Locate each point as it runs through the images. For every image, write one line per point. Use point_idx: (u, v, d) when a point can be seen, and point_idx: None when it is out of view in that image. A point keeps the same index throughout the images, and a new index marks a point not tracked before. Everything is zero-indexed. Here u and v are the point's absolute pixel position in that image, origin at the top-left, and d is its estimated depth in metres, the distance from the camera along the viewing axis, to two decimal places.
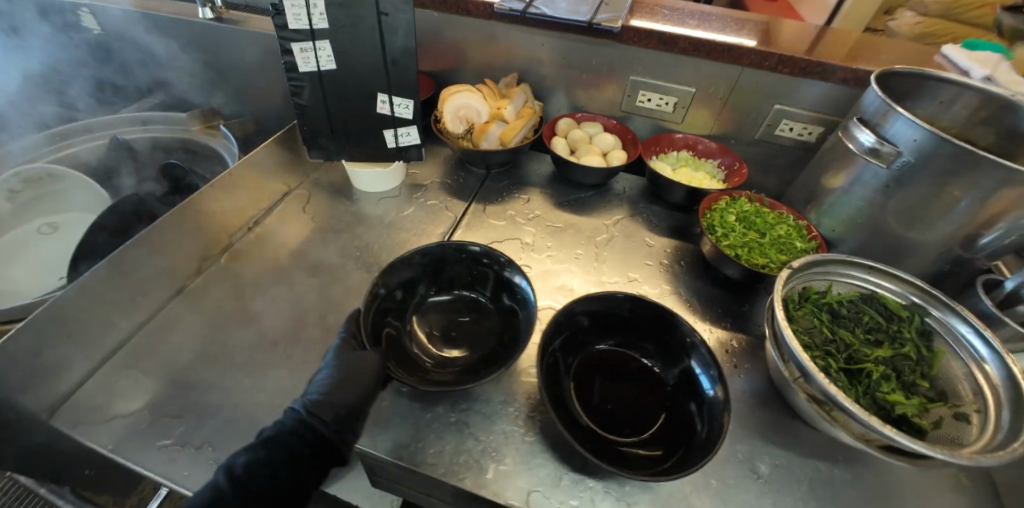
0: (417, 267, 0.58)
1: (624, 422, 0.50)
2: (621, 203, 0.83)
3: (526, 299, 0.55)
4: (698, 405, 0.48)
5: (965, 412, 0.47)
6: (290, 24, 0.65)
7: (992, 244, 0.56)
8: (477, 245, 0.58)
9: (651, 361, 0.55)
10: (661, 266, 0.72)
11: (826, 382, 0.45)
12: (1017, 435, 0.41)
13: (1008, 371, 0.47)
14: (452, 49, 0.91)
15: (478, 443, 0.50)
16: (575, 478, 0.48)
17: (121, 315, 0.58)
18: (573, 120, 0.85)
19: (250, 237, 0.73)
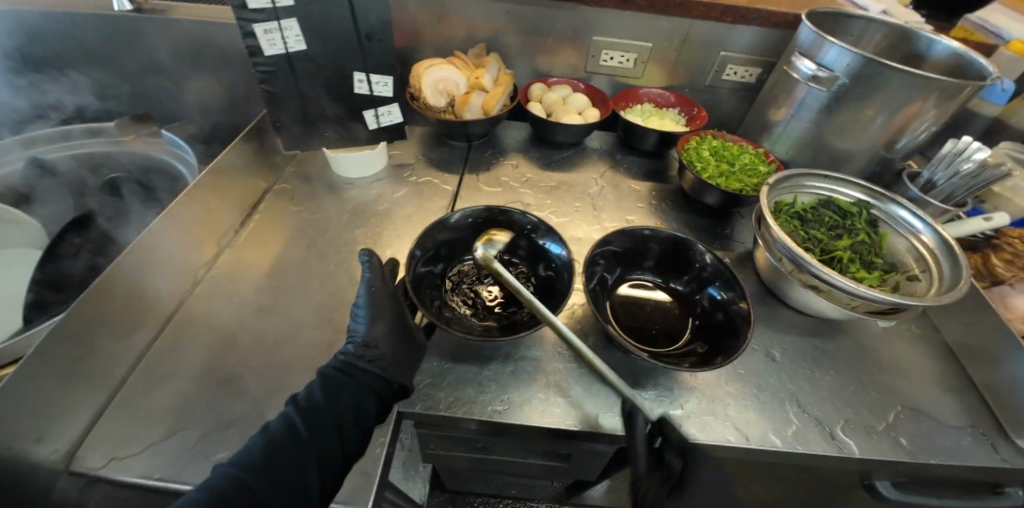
0: (450, 233, 0.59)
1: (663, 337, 0.56)
2: (600, 157, 0.89)
3: (555, 253, 0.58)
4: (717, 309, 0.56)
5: (913, 275, 0.60)
6: (250, 3, 0.60)
7: (908, 143, 0.70)
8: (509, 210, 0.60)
9: (670, 284, 0.62)
10: (651, 207, 0.79)
11: (819, 268, 0.55)
12: (958, 280, 0.54)
13: (939, 237, 0.59)
14: (409, 24, 0.89)
15: (538, 384, 0.54)
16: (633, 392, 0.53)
17: (121, 341, 0.53)
18: (545, 85, 0.88)
19: (238, 240, 0.68)
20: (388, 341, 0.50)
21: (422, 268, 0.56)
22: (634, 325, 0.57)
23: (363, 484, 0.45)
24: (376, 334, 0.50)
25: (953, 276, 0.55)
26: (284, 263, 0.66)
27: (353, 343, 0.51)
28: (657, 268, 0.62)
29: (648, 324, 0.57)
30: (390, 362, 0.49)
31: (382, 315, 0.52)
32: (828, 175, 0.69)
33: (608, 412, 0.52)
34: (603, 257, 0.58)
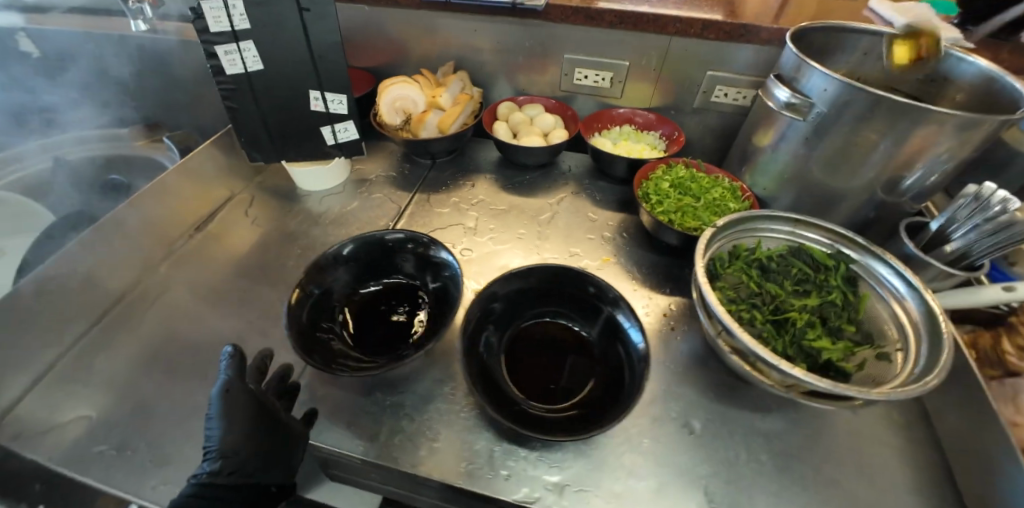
0: (345, 263, 0.57)
1: (559, 390, 0.50)
2: (567, 181, 0.84)
3: (454, 273, 0.56)
4: (629, 360, 0.49)
5: (888, 352, 0.48)
6: (210, 27, 0.64)
7: (916, 184, 0.57)
8: (399, 232, 0.59)
9: (581, 328, 0.56)
10: (604, 239, 0.72)
11: (744, 334, 0.46)
12: (932, 368, 0.42)
13: (926, 306, 0.48)
14: (388, 43, 0.90)
15: (415, 423, 0.51)
16: (511, 447, 0.49)
17: (60, 329, 0.58)
18: (514, 104, 0.85)
19: (192, 244, 0.72)
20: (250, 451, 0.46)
21: (321, 302, 0.55)
22: (532, 373, 0.52)
23: None
24: (234, 441, 0.46)
25: (929, 359, 0.44)
26: (224, 269, 0.70)
27: (209, 456, 0.45)
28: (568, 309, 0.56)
29: (546, 374, 0.52)
30: (264, 464, 0.47)
31: (239, 429, 0.46)
32: (801, 218, 0.59)
33: (478, 466, 0.48)
34: (503, 294, 0.54)
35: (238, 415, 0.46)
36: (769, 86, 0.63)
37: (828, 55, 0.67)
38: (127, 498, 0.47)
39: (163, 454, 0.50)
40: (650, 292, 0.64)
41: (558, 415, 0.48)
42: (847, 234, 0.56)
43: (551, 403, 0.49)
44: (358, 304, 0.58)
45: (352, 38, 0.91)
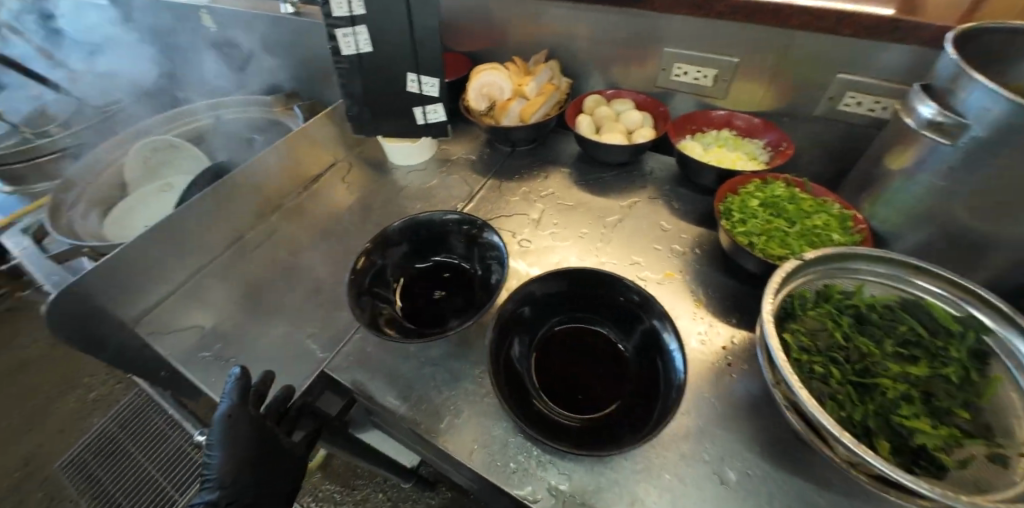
0: (405, 238, 0.62)
1: (585, 401, 0.48)
2: (646, 184, 0.78)
3: (501, 258, 0.57)
4: (665, 387, 0.45)
5: (1009, 456, 0.38)
6: (334, 11, 0.71)
7: None
8: (456, 214, 0.62)
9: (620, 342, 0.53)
10: (673, 252, 0.66)
11: (802, 389, 0.40)
12: None
13: None
14: (487, 29, 0.92)
15: (441, 396, 0.54)
16: (523, 442, 0.49)
17: (196, 254, 0.73)
18: (602, 97, 0.82)
19: (298, 201, 0.84)
20: (244, 477, 0.48)
21: (377, 270, 0.59)
22: (557, 377, 0.51)
23: None
24: (226, 470, 0.48)
25: None
26: (317, 225, 0.80)
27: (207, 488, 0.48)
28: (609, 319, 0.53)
29: (575, 382, 0.50)
30: (259, 492, 0.49)
31: (232, 461, 0.48)
32: (925, 266, 0.48)
33: (488, 451, 0.49)
34: (540, 292, 0.53)
35: (234, 447, 0.49)
36: (912, 100, 0.51)
37: (1014, 63, 0.52)
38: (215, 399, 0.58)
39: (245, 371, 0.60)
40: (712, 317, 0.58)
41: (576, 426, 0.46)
42: (987, 296, 0.44)
43: (570, 411, 0.48)
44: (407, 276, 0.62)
45: (454, 24, 0.95)
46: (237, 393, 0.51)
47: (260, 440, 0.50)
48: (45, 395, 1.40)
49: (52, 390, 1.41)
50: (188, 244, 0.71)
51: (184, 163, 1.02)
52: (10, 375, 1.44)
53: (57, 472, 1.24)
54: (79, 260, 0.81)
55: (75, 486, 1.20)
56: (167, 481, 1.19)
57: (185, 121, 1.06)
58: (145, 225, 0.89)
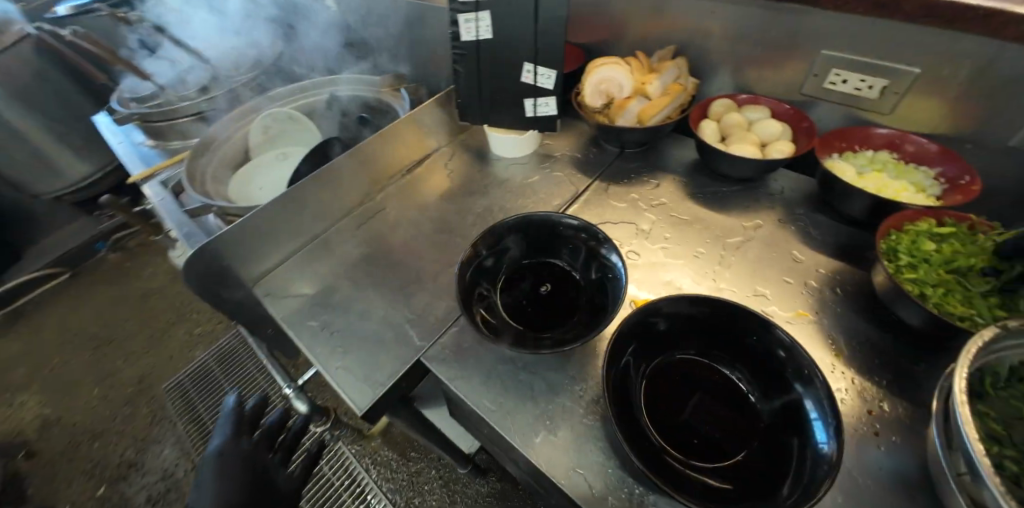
0: (515, 235, 0.59)
1: (699, 444, 0.44)
2: (774, 205, 0.70)
3: (618, 278, 0.53)
4: (801, 453, 0.39)
5: None
6: None
7: None
8: (573, 219, 0.58)
9: (745, 386, 0.47)
10: (807, 287, 0.58)
11: (1000, 486, 0.32)
12: None
13: None
14: (608, 20, 0.87)
15: (537, 407, 0.51)
16: (625, 477, 0.45)
17: (309, 225, 0.77)
18: (733, 102, 0.73)
19: (402, 183, 0.86)
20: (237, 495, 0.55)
21: (482, 264, 0.57)
22: (670, 415, 0.46)
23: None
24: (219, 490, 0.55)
25: None
26: (417, 209, 0.81)
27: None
28: (735, 358, 0.48)
29: (688, 419, 0.46)
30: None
31: (223, 489, 0.54)
32: None
33: (585, 475, 0.46)
34: (665, 317, 0.48)
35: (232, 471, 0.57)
36: None
37: None
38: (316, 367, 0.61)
39: (344, 344, 0.62)
40: (854, 373, 0.50)
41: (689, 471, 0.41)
42: None
43: (685, 456, 0.43)
44: (512, 279, 0.60)
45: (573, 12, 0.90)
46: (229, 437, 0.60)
47: (252, 469, 0.58)
48: (163, 324, 1.59)
49: (168, 320, 1.60)
50: (302, 214, 0.74)
51: (298, 135, 1.09)
52: (137, 302, 1.66)
53: (162, 393, 1.42)
54: (206, 217, 0.89)
55: (174, 407, 1.36)
56: None
57: (302, 96, 1.13)
58: (261, 191, 0.97)
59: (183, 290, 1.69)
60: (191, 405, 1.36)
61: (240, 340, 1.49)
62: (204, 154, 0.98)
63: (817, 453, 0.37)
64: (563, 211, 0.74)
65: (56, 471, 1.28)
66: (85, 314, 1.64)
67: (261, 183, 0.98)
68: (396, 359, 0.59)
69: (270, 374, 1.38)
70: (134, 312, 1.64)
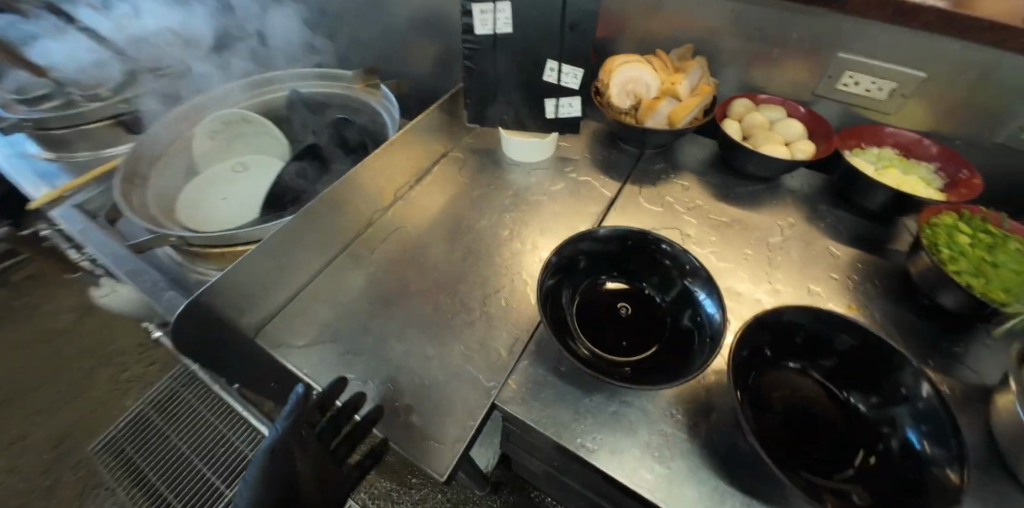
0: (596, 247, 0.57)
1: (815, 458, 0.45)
2: (796, 201, 0.73)
3: (706, 314, 0.51)
4: (914, 461, 0.41)
5: None
6: None
7: None
8: (663, 242, 0.55)
9: (852, 401, 0.49)
10: (848, 282, 0.62)
11: None
12: None
13: None
14: (615, 14, 0.83)
15: (636, 440, 0.48)
16: (746, 502, 0.44)
17: (315, 254, 0.65)
18: (752, 102, 0.75)
19: (411, 195, 0.76)
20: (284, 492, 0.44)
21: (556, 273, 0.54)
22: (783, 431, 0.46)
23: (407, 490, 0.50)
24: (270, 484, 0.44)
25: None
26: (436, 226, 0.72)
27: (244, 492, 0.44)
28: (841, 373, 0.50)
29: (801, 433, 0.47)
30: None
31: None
32: None
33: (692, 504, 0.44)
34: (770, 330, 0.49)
35: (273, 473, 0.44)
36: None
37: None
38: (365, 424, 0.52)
39: (396, 391, 0.53)
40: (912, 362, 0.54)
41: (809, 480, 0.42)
42: None
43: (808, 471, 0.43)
44: (588, 296, 0.58)
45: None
46: (291, 421, 0.46)
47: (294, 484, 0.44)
48: (74, 373, 1.30)
49: (81, 367, 1.31)
50: (308, 242, 0.63)
51: (258, 141, 0.92)
52: (32, 348, 1.34)
53: (91, 456, 1.16)
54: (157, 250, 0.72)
55: (110, 471, 1.12)
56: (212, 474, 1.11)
57: (258, 95, 0.96)
58: (223, 211, 0.80)
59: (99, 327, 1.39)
60: (132, 465, 1.12)
61: (186, 378, 1.26)
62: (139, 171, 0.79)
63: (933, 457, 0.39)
64: (600, 219, 0.71)
65: None
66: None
67: (222, 203, 0.81)
68: (463, 405, 0.52)
69: (233, 414, 1.18)
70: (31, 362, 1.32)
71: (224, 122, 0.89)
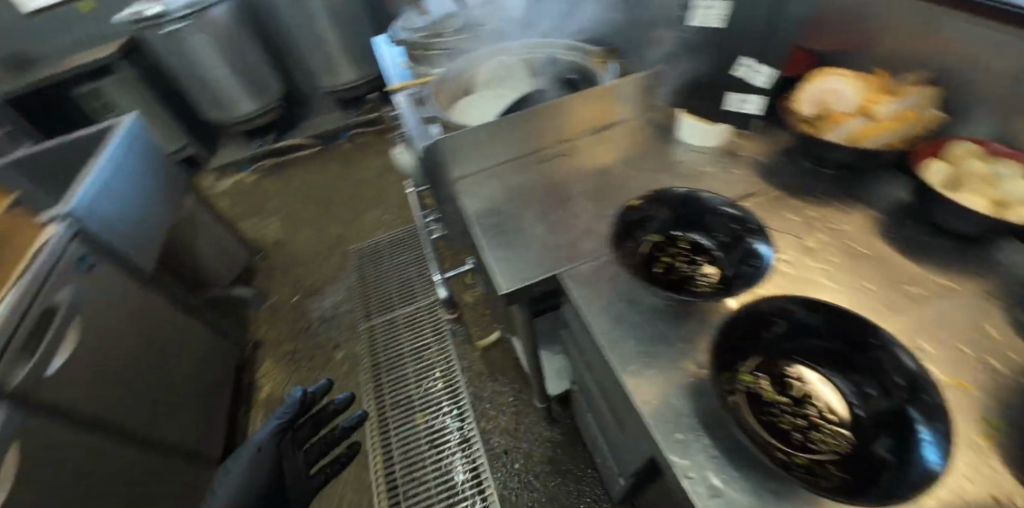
0: (672, 211, 0.72)
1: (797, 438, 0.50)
2: (997, 274, 0.60)
3: (762, 263, 0.64)
4: (897, 464, 0.41)
5: None
6: None
7: None
8: (736, 210, 0.69)
9: (853, 401, 0.51)
10: (993, 368, 0.51)
11: None
12: None
13: None
14: (858, 27, 0.79)
15: (637, 346, 0.58)
16: (696, 425, 0.49)
17: (506, 150, 0.93)
18: (981, 150, 0.64)
19: (587, 140, 0.96)
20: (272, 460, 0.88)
21: (645, 217, 0.71)
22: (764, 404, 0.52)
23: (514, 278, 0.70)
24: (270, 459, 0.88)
25: None
26: (592, 165, 0.91)
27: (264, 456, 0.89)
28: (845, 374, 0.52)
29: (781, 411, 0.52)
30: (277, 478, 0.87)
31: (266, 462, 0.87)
32: None
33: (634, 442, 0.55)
34: (764, 317, 0.53)
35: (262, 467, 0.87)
36: None
37: None
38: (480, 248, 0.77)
39: (509, 236, 0.77)
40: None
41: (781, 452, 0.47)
42: None
43: (781, 443, 0.49)
44: (670, 242, 0.71)
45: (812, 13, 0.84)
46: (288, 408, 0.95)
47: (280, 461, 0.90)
48: (364, 208, 2.28)
49: (368, 206, 2.29)
50: (506, 141, 0.92)
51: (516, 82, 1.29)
52: (358, 186, 2.41)
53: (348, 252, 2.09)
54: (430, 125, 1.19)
55: (352, 264, 2.01)
56: (395, 288, 1.87)
57: (529, 51, 1.31)
58: (473, 115, 1.19)
59: (384, 189, 2.37)
60: (363, 271, 1.97)
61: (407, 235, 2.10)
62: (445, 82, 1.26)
63: (925, 470, 0.38)
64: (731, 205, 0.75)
65: (287, 271, 2.02)
66: (327, 183, 2.44)
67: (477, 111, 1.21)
68: (538, 267, 0.71)
69: (419, 263, 1.94)
70: (353, 194, 2.38)
71: (501, 66, 1.29)
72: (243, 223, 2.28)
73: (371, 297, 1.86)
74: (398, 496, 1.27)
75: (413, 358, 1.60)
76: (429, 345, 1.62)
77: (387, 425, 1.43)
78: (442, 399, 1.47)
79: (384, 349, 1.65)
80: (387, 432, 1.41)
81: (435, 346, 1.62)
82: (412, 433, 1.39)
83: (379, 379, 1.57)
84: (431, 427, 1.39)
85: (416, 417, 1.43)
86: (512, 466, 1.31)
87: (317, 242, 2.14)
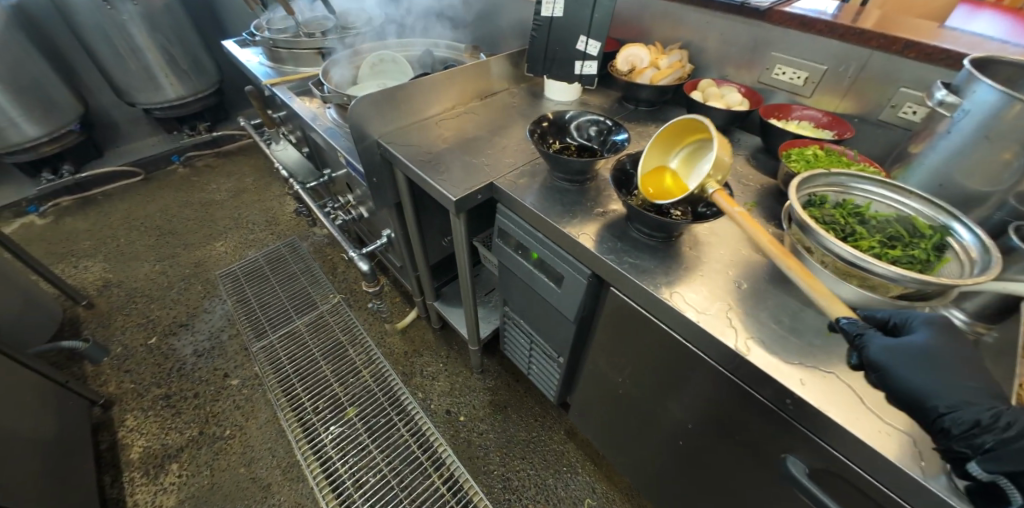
0: (573, 122, 0.98)
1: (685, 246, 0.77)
2: (740, 150, 1.02)
3: (620, 144, 0.90)
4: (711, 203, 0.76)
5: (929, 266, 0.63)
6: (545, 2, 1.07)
7: (1019, 245, 0.64)
8: (609, 121, 0.95)
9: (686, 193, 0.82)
10: (747, 195, 0.88)
11: (819, 232, 0.62)
12: (982, 273, 0.57)
13: (983, 245, 0.61)
14: (633, 23, 1.26)
15: (566, 228, 0.80)
16: (609, 256, 0.75)
17: (419, 111, 1.09)
18: (716, 83, 1.08)
19: (482, 102, 1.20)
20: None
21: (546, 132, 0.96)
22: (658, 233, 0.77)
23: (464, 197, 0.88)
24: None
25: (974, 273, 0.58)
26: (488, 118, 1.13)
27: None
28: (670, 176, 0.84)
29: (664, 239, 0.77)
30: None
31: None
32: (897, 186, 0.72)
33: (553, 270, 0.89)
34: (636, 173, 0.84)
35: None
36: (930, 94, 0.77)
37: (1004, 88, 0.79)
38: (431, 188, 0.91)
39: (444, 177, 0.92)
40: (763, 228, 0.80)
41: (669, 254, 0.76)
42: (949, 208, 0.67)
43: (667, 248, 0.77)
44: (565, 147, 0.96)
45: None
46: None
47: None
48: (221, 229, 2.12)
49: (228, 228, 2.12)
50: (417, 105, 1.08)
51: (391, 69, 1.41)
52: (213, 211, 2.23)
53: (214, 277, 1.88)
54: (329, 111, 1.30)
55: (225, 288, 1.82)
56: (286, 299, 1.77)
57: (410, 60, 1.48)
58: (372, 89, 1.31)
59: (246, 209, 2.24)
60: (240, 291, 1.81)
61: (287, 246, 2.01)
62: (343, 75, 1.40)
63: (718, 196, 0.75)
64: (603, 120, 0.96)
65: (140, 310, 1.74)
66: (181, 212, 2.22)
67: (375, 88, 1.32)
68: (479, 183, 0.91)
69: (311, 274, 1.88)
70: (207, 221, 2.17)
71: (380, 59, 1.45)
72: (55, 269, 1.91)
73: (259, 319, 1.69)
74: (355, 492, 1.24)
75: (327, 360, 1.56)
76: (343, 345, 1.61)
77: (317, 431, 1.37)
78: (372, 390, 1.48)
79: (292, 361, 1.56)
80: (320, 441, 1.35)
81: (351, 346, 1.61)
82: (348, 432, 1.37)
83: (292, 391, 1.47)
84: (366, 423, 1.39)
85: (349, 414, 1.41)
86: (459, 418, 1.43)
87: (169, 277, 1.87)
